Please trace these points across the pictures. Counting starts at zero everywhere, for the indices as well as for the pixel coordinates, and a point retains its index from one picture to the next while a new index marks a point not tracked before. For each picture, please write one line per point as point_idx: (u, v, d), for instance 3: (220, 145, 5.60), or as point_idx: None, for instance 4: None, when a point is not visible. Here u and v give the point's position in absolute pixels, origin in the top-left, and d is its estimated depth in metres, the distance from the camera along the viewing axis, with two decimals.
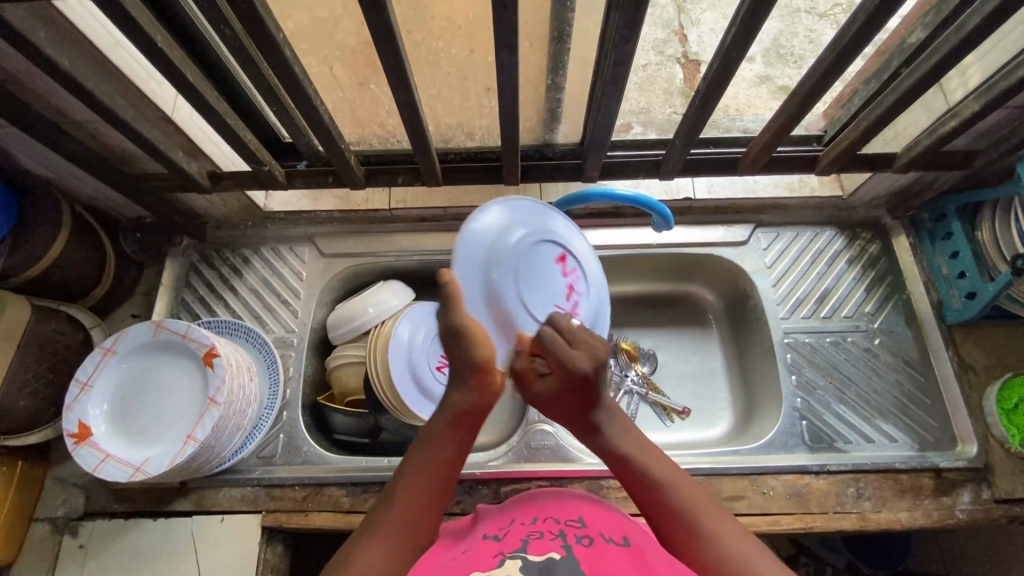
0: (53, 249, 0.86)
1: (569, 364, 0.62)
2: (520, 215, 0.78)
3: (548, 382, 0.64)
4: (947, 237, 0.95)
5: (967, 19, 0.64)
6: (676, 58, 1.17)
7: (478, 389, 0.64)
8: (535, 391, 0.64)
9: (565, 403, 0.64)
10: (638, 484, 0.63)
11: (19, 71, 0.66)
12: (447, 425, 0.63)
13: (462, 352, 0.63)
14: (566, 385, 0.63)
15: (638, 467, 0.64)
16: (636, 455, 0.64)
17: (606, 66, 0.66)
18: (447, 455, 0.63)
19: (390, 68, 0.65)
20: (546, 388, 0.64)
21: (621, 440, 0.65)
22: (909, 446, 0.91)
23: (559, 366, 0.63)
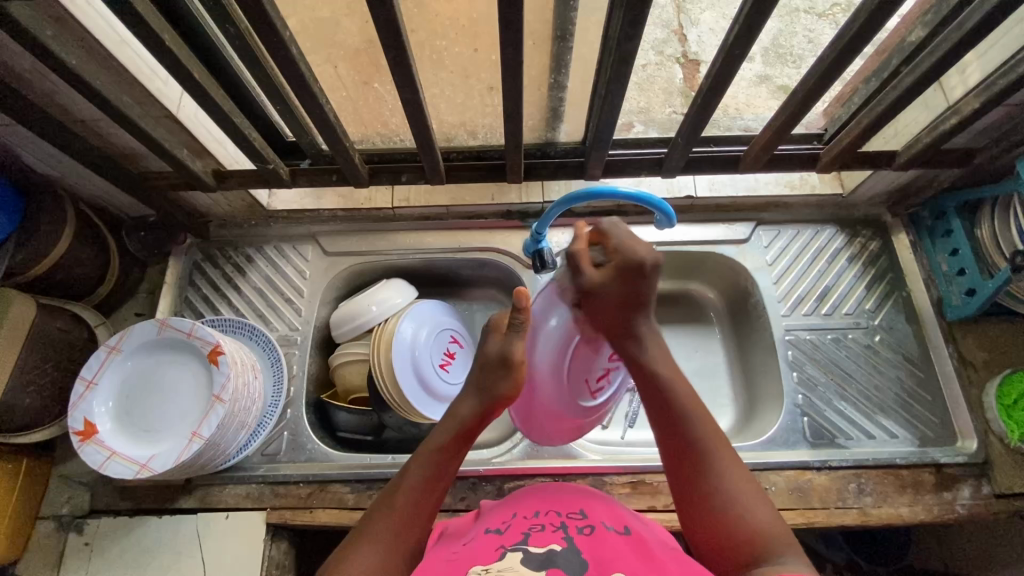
0: (58, 248, 0.87)
1: (630, 253, 0.69)
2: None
3: (605, 271, 0.70)
4: (946, 235, 0.96)
5: (968, 17, 0.64)
6: (675, 58, 1.17)
7: (485, 410, 0.69)
8: (586, 278, 0.70)
9: (608, 300, 0.69)
10: (660, 400, 0.67)
11: (26, 69, 0.66)
12: (448, 437, 0.67)
13: (493, 380, 0.69)
14: (622, 271, 0.69)
15: (665, 387, 0.68)
16: (666, 374, 0.68)
17: (610, 64, 0.66)
18: (446, 466, 0.66)
19: (395, 66, 0.65)
20: (598, 277, 0.70)
21: (652, 355, 0.70)
22: (910, 442, 0.92)
23: (619, 254, 0.69)
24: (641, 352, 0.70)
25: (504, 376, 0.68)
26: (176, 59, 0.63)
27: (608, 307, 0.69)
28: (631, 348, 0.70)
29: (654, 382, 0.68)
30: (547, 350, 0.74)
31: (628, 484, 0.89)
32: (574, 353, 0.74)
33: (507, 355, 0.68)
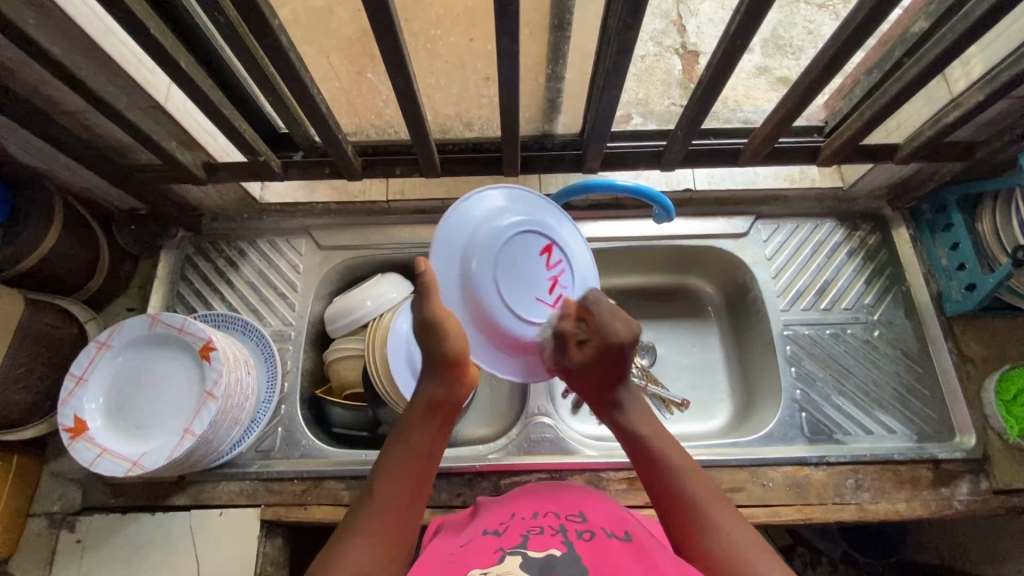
0: (47, 242, 0.85)
1: (608, 332, 0.66)
2: (506, 202, 0.73)
3: (585, 350, 0.68)
4: (947, 229, 0.95)
5: (973, 7, 0.63)
6: (674, 49, 1.15)
7: (447, 380, 0.67)
8: (568, 356, 0.70)
9: (590, 376, 0.70)
10: (652, 468, 0.65)
11: (8, 59, 0.64)
12: (421, 416, 0.66)
13: (431, 345, 0.66)
14: (603, 352, 0.67)
15: (657, 453, 0.66)
16: (654, 440, 0.67)
17: (608, 55, 0.65)
18: (422, 446, 0.65)
19: (388, 57, 0.64)
20: (579, 357, 0.69)
21: (639, 423, 0.68)
22: (908, 438, 0.91)
23: (598, 331, 0.67)
24: (630, 422, 0.68)
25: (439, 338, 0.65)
26: (162, 48, 0.62)
27: (596, 380, 0.70)
28: (620, 421, 0.69)
29: (644, 451, 0.66)
30: (477, 293, 0.69)
31: (626, 479, 0.88)
32: (504, 281, 0.70)
33: (427, 317, 0.65)
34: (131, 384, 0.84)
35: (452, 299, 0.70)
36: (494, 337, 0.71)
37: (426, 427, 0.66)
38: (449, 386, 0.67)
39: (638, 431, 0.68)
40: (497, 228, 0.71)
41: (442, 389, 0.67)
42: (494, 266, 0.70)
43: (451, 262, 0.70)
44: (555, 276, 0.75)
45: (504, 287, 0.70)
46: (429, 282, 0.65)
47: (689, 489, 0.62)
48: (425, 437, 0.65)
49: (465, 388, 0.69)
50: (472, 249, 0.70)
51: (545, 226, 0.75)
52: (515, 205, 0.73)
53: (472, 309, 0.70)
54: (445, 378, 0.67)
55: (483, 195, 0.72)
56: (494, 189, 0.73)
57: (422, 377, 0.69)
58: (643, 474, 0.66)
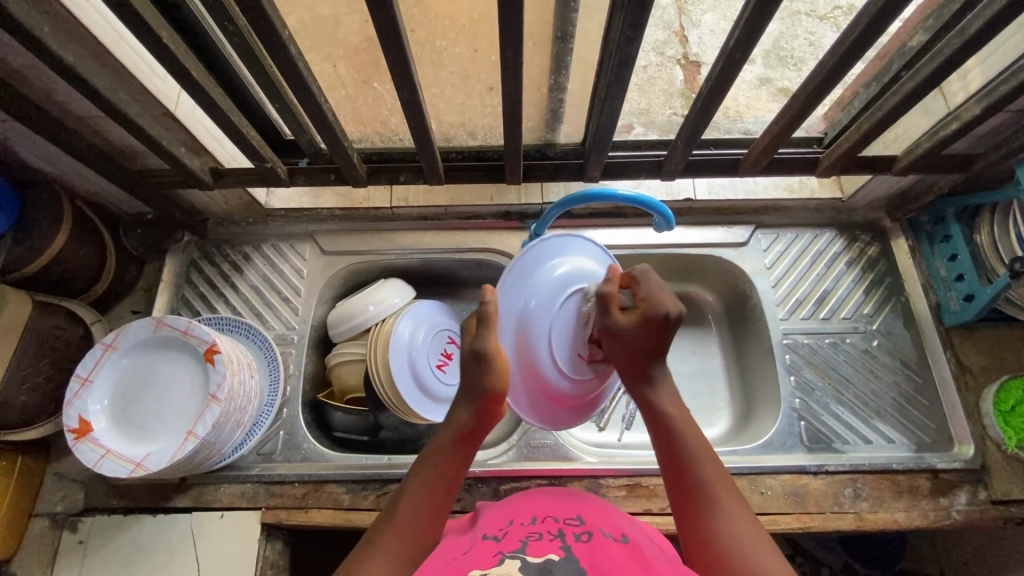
0: (55, 244, 0.86)
1: (657, 301, 0.66)
2: (577, 255, 0.76)
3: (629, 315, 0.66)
4: (945, 240, 0.96)
5: (969, 23, 0.64)
6: (676, 59, 1.17)
7: (478, 412, 0.66)
8: (612, 305, 0.67)
9: (633, 344, 0.66)
10: (671, 450, 0.64)
11: (22, 65, 0.66)
12: (449, 443, 0.65)
13: (473, 376, 0.67)
14: (648, 319, 0.65)
15: (680, 437, 0.64)
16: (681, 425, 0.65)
17: (611, 66, 0.66)
18: (446, 470, 0.64)
19: (395, 66, 0.65)
20: (622, 319, 0.66)
21: (667, 402, 0.66)
22: (907, 448, 0.91)
23: (646, 301, 0.66)
24: (656, 398, 0.66)
25: (483, 371, 0.66)
26: (174, 57, 0.63)
27: (631, 349, 0.66)
28: (645, 395, 0.67)
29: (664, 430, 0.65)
30: (529, 336, 0.71)
31: (625, 486, 0.89)
32: (558, 330, 0.72)
33: (479, 350, 0.66)
34: (144, 389, 0.85)
35: (504, 333, 0.72)
36: (533, 385, 0.72)
37: (449, 451, 0.65)
38: (477, 414, 0.66)
39: (664, 408, 0.66)
40: (556, 277, 0.73)
41: (469, 415, 0.66)
42: (552, 314, 0.72)
43: (514, 301, 0.72)
44: None
45: (555, 336, 0.72)
46: (491, 312, 0.67)
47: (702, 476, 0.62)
48: (450, 461, 0.65)
49: (495, 419, 0.68)
50: (536, 292, 0.72)
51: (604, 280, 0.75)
52: (570, 255, 0.75)
53: (518, 352, 0.71)
54: (474, 404, 0.66)
55: (555, 242, 0.75)
56: (564, 240, 0.76)
57: (455, 404, 0.68)
58: (663, 453, 0.65)
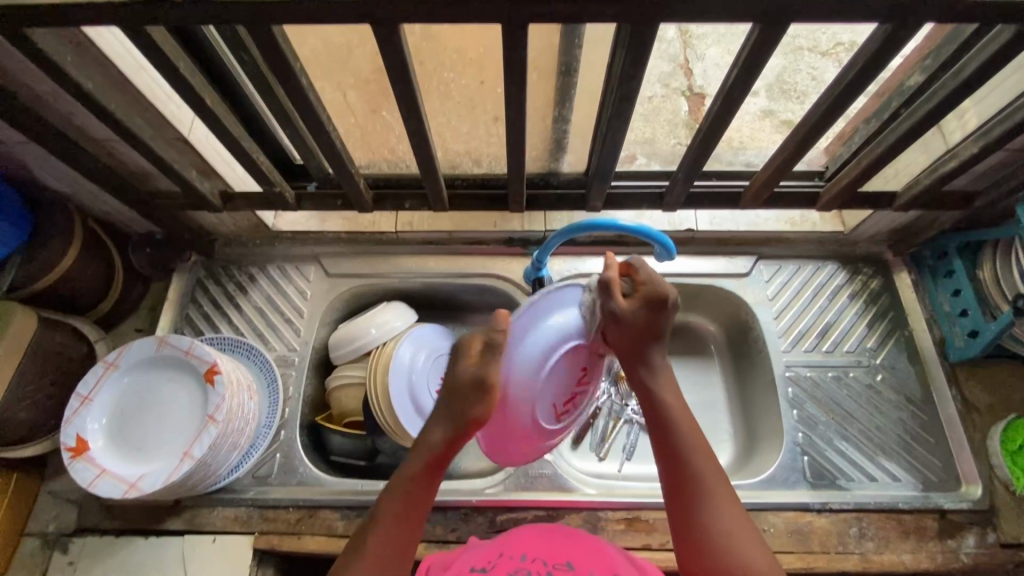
0: (64, 262, 0.88)
1: (657, 287, 0.68)
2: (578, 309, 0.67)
3: (634, 300, 0.67)
4: (948, 275, 0.97)
5: (964, 65, 0.65)
6: (680, 90, 1.19)
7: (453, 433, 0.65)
8: (614, 286, 0.66)
9: (635, 327, 0.66)
10: (664, 436, 0.66)
11: (42, 89, 0.68)
12: (418, 462, 0.65)
13: (462, 401, 0.64)
14: (651, 302, 0.67)
15: (674, 429, 0.66)
16: (676, 411, 0.67)
17: (613, 101, 0.67)
18: (416, 489, 0.64)
19: (402, 99, 0.67)
20: (626, 305, 0.66)
21: (664, 390, 0.68)
22: (914, 486, 0.89)
23: (648, 285, 0.68)
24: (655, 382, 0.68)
25: (476, 398, 0.63)
26: (189, 86, 0.65)
27: (625, 334, 0.67)
28: (645, 379, 0.69)
29: (661, 418, 0.67)
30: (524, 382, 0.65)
31: (624, 520, 0.87)
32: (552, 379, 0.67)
33: (473, 377, 0.63)
34: (145, 402, 0.85)
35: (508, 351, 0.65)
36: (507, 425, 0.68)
37: (419, 470, 0.65)
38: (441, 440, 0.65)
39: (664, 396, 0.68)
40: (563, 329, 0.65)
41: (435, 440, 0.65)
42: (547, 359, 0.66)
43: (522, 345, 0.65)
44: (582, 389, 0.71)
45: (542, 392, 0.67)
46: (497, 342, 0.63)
47: (696, 469, 0.64)
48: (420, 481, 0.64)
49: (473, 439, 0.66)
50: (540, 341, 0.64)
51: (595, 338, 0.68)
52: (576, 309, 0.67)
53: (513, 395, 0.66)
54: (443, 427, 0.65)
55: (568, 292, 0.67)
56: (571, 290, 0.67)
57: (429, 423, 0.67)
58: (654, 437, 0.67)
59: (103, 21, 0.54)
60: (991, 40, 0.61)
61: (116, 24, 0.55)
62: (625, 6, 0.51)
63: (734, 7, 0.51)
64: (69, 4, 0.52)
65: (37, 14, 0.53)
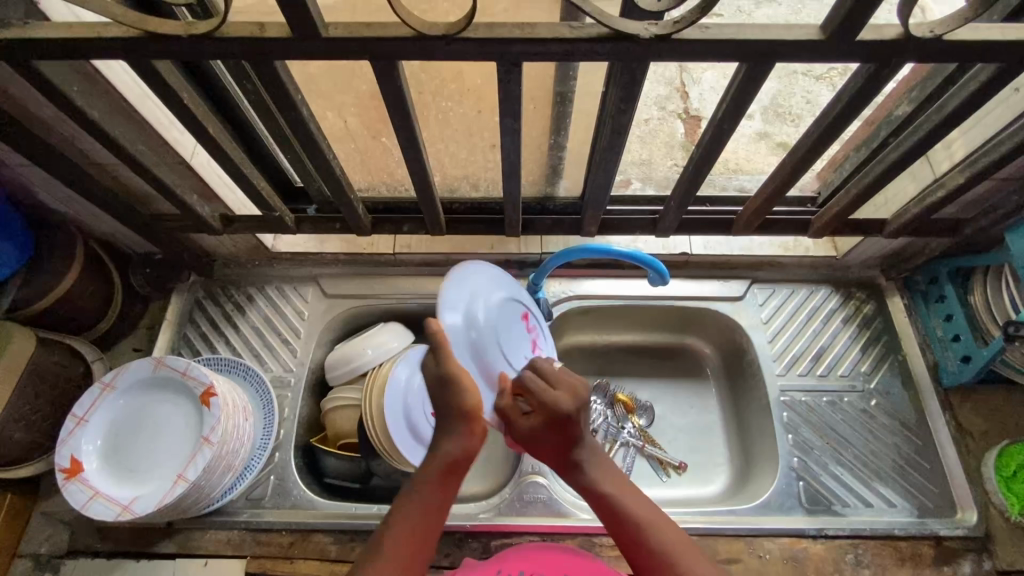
0: (64, 283, 0.89)
1: (554, 401, 0.68)
2: (500, 285, 0.82)
3: (533, 420, 0.69)
4: (940, 300, 0.98)
5: (947, 100, 0.67)
6: (676, 113, 1.22)
7: (463, 440, 0.67)
8: (506, 410, 0.71)
9: (545, 445, 0.69)
10: (621, 531, 0.65)
11: (48, 115, 0.70)
12: (432, 466, 0.66)
13: (448, 396, 0.67)
14: (552, 420, 0.67)
15: (630, 517, 0.65)
16: (617, 496, 0.66)
17: (606, 131, 0.69)
18: (432, 497, 0.64)
19: (401, 128, 0.68)
20: (529, 424, 0.69)
21: (602, 480, 0.68)
22: (909, 513, 0.89)
23: (540, 404, 0.68)
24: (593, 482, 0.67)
25: (456, 391, 0.67)
26: (193, 115, 0.66)
27: (541, 447, 0.70)
28: (581, 482, 0.68)
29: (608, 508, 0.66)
30: (484, 354, 0.75)
31: (619, 546, 0.87)
32: (507, 347, 0.78)
33: (445, 372, 0.67)
34: (141, 421, 0.85)
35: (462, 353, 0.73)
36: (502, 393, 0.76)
37: (434, 477, 0.65)
38: (451, 441, 0.67)
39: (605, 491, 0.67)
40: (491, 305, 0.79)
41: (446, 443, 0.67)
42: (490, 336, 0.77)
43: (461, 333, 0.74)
44: (535, 341, 0.85)
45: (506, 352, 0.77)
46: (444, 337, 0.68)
47: (658, 542, 0.63)
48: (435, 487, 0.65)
49: (481, 441, 0.68)
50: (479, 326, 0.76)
51: (522, 298, 0.87)
52: (495, 283, 0.82)
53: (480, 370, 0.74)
54: (451, 427, 0.67)
55: (477, 275, 0.80)
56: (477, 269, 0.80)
57: (440, 434, 0.68)
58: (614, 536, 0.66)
59: (110, 55, 0.56)
60: (972, 77, 0.63)
61: (122, 57, 0.57)
62: (615, 45, 0.53)
63: (721, 47, 0.53)
64: (77, 39, 0.54)
65: (46, 49, 0.55)
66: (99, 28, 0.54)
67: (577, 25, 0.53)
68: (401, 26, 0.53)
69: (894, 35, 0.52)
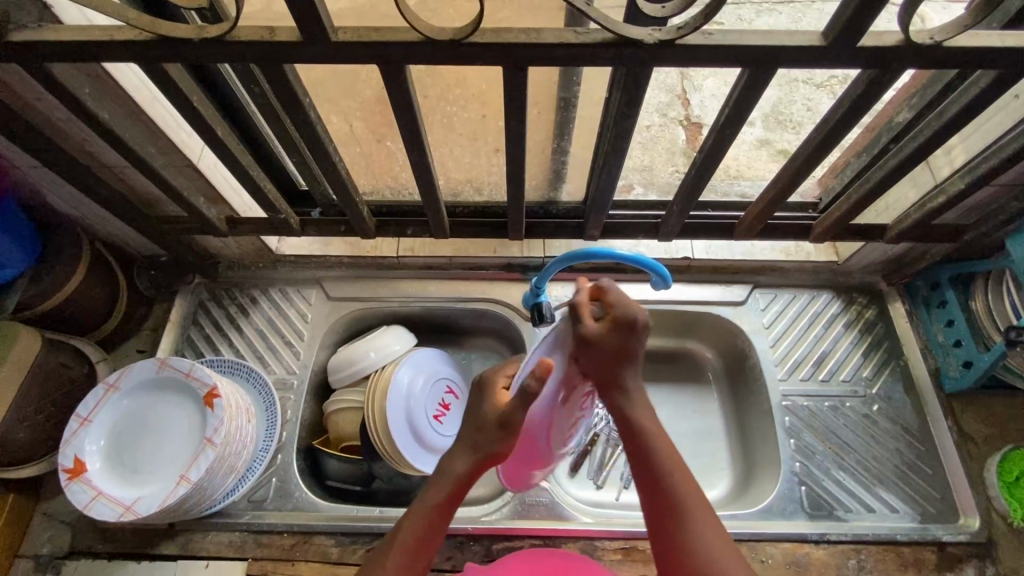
0: (70, 284, 0.89)
1: (631, 310, 0.59)
2: None
3: (600, 324, 0.60)
4: (942, 305, 0.98)
5: (946, 106, 0.67)
6: (678, 120, 1.23)
7: (478, 466, 0.64)
8: (583, 304, 0.60)
9: (604, 354, 0.60)
10: (646, 470, 0.61)
11: (58, 117, 0.70)
12: (439, 484, 0.64)
13: (491, 439, 0.63)
14: (621, 329, 0.59)
15: (654, 458, 0.61)
16: (651, 436, 0.61)
17: (610, 136, 0.70)
18: (436, 516, 0.63)
19: (407, 132, 0.69)
20: (593, 328, 0.59)
21: (641, 413, 0.62)
22: (912, 518, 0.89)
23: (617, 307, 0.60)
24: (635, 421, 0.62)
25: (503, 438, 0.63)
26: (201, 117, 0.67)
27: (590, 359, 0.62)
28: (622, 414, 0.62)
29: (638, 445, 0.62)
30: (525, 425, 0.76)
31: (621, 550, 0.87)
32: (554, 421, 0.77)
33: (508, 421, 0.62)
34: (146, 421, 0.86)
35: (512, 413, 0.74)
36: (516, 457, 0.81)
37: (441, 499, 0.64)
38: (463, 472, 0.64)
39: (644, 434, 0.61)
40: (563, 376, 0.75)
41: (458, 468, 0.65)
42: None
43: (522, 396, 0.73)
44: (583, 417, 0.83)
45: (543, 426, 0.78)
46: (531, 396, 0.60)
47: (675, 488, 0.60)
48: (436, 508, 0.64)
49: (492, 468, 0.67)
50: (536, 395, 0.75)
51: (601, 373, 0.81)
52: None
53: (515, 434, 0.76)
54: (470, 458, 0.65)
55: None
56: None
57: (453, 450, 0.66)
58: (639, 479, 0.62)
59: (122, 58, 0.57)
60: (972, 83, 0.64)
61: (134, 60, 0.57)
62: (620, 50, 0.53)
63: (724, 53, 0.54)
64: (89, 42, 0.55)
65: (60, 51, 0.56)
66: (112, 32, 0.55)
67: (582, 31, 0.53)
68: (408, 30, 0.54)
69: (895, 42, 0.53)
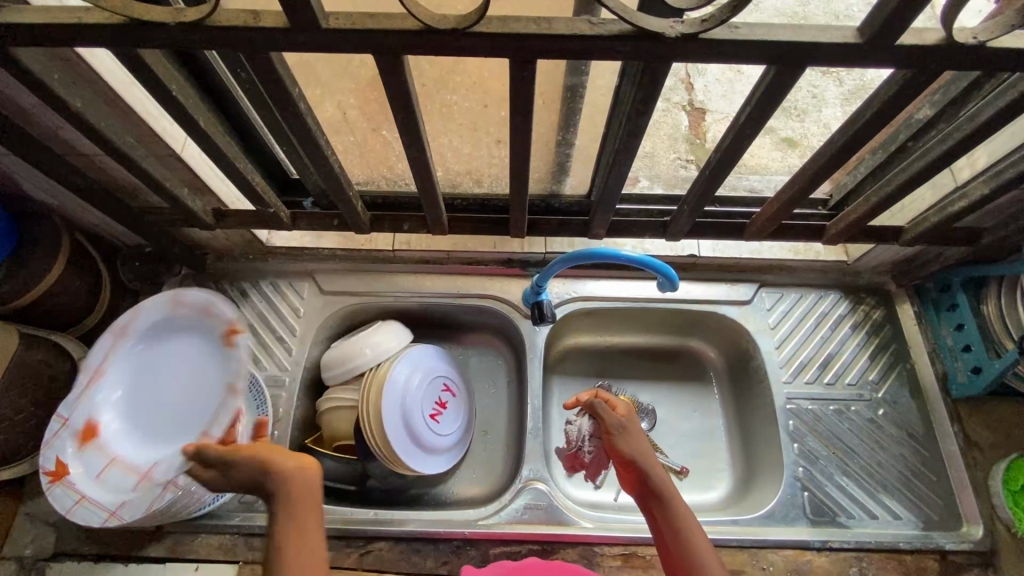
0: (48, 279, 0.84)
1: (629, 413, 0.78)
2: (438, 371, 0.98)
3: (612, 418, 0.76)
4: (952, 308, 0.96)
5: (979, 110, 0.63)
6: (681, 105, 1.18)
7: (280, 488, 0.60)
8: (612, 416, 0.77)
9: (618, 439, 0.74)
10: (664, 520, 0.68)
11: (29, 104, 0.65)
12: (286, 509, 0.58)
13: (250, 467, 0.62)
14: (625, 421, 0.76)
15: (670, 510, 0.68)
16: (671, 495, 0.69)
17: (620, 134, 0.65)
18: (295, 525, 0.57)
19: (403, 128, 0.64)
20: (612, 418, 0.76)
21: (660, 477, 0.70)
22: (915, 525, 0.88)
23: (627, 409, 0.79)
24: (672, 503, 0.69)
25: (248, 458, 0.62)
26: (182, 108, 0.62)
27: (619, 460, 0.73)
28: (655, 504, 0.70)
29: (659, 500, 0.69)
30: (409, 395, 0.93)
31: (620, 556, 0.85)
32: (427, 401, 0.94)
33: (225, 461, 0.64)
34: (127, 428, 0.81)
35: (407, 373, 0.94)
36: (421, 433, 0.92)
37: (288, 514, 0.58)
38: (289, 517, 0.58)
39: (675, 521, 0.67)
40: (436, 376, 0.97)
41: (282, 530, 0.57)
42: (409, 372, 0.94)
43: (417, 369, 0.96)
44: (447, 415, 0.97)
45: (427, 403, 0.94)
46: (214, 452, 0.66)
47: (688, 537, 0.66)
48: (302, 551, 0.55)
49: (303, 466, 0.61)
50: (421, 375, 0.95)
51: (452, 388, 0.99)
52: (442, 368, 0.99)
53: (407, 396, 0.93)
54: (285, 511, 0.58)
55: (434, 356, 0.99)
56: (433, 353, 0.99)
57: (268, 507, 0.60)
58: (659, 543, 0.69)
59: (93, 43, 0.52)
60: (1010, 87, 0.59)
61: (106, 46, 0.53)
62: (637, 44, 0.49)
63: (749, 50, 0.50)
64: (55, 25, 0.50)
65: (23, 35, 0.50)
66: (81, 14, 0.50)
67: (596, 21, 0.49)
68: (408, 17, 0.50)
69: (934, 41, 0.49)
